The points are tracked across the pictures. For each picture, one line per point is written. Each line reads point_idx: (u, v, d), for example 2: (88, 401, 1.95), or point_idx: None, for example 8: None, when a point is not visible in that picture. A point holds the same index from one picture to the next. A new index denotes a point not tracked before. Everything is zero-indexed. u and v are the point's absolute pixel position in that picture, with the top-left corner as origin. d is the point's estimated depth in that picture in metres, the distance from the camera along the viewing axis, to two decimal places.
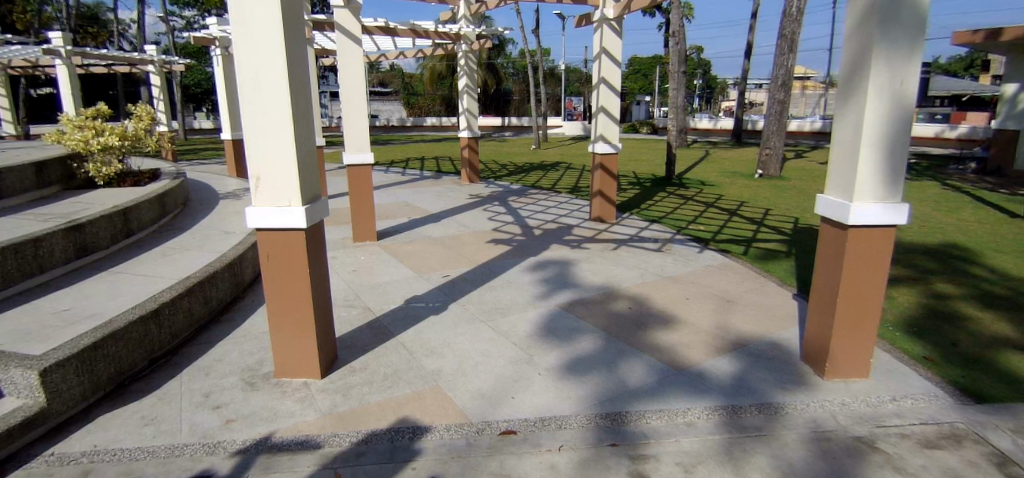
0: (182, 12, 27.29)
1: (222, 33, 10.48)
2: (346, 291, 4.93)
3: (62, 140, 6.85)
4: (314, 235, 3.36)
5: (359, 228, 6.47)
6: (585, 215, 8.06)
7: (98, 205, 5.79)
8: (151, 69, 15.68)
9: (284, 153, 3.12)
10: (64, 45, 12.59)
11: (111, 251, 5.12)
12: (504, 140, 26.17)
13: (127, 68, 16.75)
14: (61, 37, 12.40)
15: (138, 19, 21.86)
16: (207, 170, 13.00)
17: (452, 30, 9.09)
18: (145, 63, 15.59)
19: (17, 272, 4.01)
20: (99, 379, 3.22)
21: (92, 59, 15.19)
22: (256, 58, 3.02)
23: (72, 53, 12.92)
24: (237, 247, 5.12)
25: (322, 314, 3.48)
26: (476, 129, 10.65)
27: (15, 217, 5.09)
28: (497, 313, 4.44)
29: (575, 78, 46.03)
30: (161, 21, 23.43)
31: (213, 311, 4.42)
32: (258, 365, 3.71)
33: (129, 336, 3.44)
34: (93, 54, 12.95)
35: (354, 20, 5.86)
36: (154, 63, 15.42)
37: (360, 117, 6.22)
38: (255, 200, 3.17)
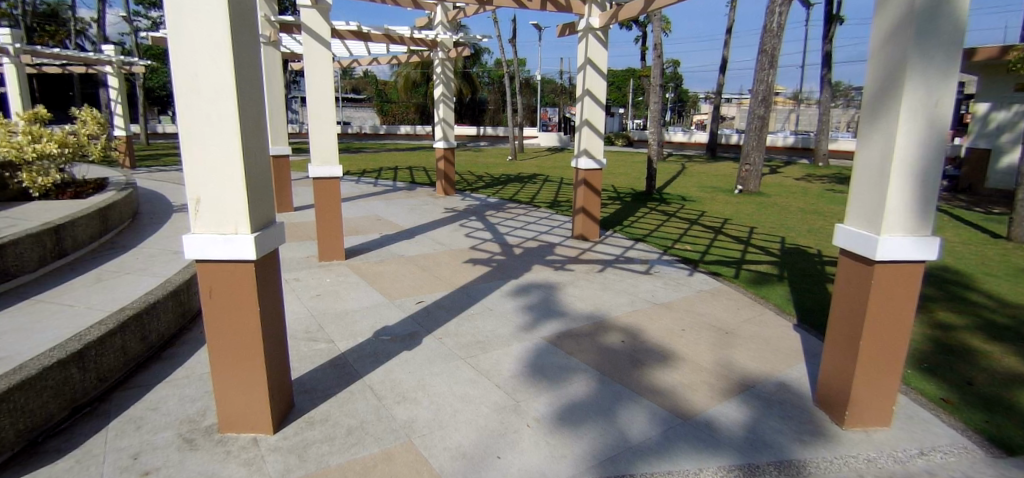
0: (147, 12, 26.15)
1: None
2: (307, 321, 4.39)
3: None
4: (267, 266, 2.87)
5: (325, 245, 5.88)
6: (567, 232, 7.68)
7: (26, 220, 5.08)
8: (108, 71, 14.61)
9: (230, 169, 2.62)
10: (13, 42, 11.31)
11: (37, 275, 4.46)
12: (480, 150, 25.74)
13: (79, 68, 15.54)
14: (8, 33, 11.21)
15: (98, 17, 20.70)
16: (162, 179, 12.12)
17: (429, 37, 8.62)
18: (102, 63, 14.48)
19: None
20: (3, 439, 2.54)
21: (41, 58, 14.09)
22: (197, 56, 2.53)
23: (20, 51, 11.68)
24: (184, 271, 4.51)
25: (276, 357, 2.97)
26: (452, 140, 10.15)
27: None
28: (477, 348, 3.98)
29: (550, 88, 46.12)
30: (124, 21, 22.33)
31: (152, 347, 3.75)
32: (200, 415, 3.10)
33: (44, 385, 2.76)
34: (45, 52, 11.75)
35: (322, 22, 5.38)
36: (112, 64, 14.44)
37: (329, 127, 5.67)
38: (194, 225, 2.66)
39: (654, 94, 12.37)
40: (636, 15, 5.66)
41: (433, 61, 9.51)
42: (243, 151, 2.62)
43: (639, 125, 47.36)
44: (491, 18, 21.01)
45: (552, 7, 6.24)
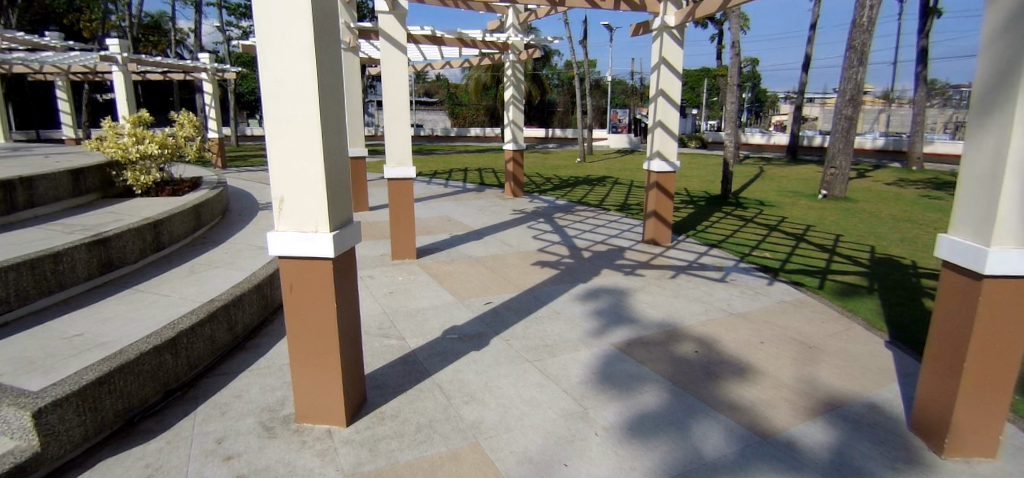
0: (239, 22, 28.08)
1: None
2: (380, 317, 4.51)
3: (102, 147, 6.65)
4: (345, 264, 2.96)
5: (398, 244, 6.04)
6: (637, 236, 7.47)
7: (129, 211, 5.50)
8: (204, 77, 15.77)
9: (311, 170, 2.72)
10: (120, 51, 12.39)
11: (137, 267, 4.69)
12: (548, 151, 25.68)
13: (179, 75, 16.86)
14: (117, 44, 12.29)
15: (196, 27, 22.38)
16: (250, 178, 12.91)
17: (501, 40, 8.64)
18: (198, 70, 15.63)
19: (34, 291, 3.53)
20: (104, 418, 2.76)
21: (149, 67, 15.40)
22: (284, 63, 2.66)
23: (128, 60, 12.78)
24: (268, 266, 4.75)
25: (351, 353, 3.05)
26: (522, 141, 10.13)
27: (37, 227, 4.38)
28: (545, 352, 3.93)
29: (620, 89, 45.31)
30: (219, 30, 24.02)
31: (238, 337, 3.96)
32: (279, 404, 3.22)
33: (141, 369, 2.97)
34: (149, 60, 12.80)
35: (399, 26, 5.50)
36: (207, 71, 15.57)
37: (402, 127, 5.75)
38: (279, 223, 2.79)
39: (731, 94, 11.81)
40: (716, 10, 5.40)
41: (503, 64, 9.57)
42: (323, 153, 2.72)
43: (714, 126, 45.60)
44: (563, 19, 20.89)
45: (625, 7, 6.09)
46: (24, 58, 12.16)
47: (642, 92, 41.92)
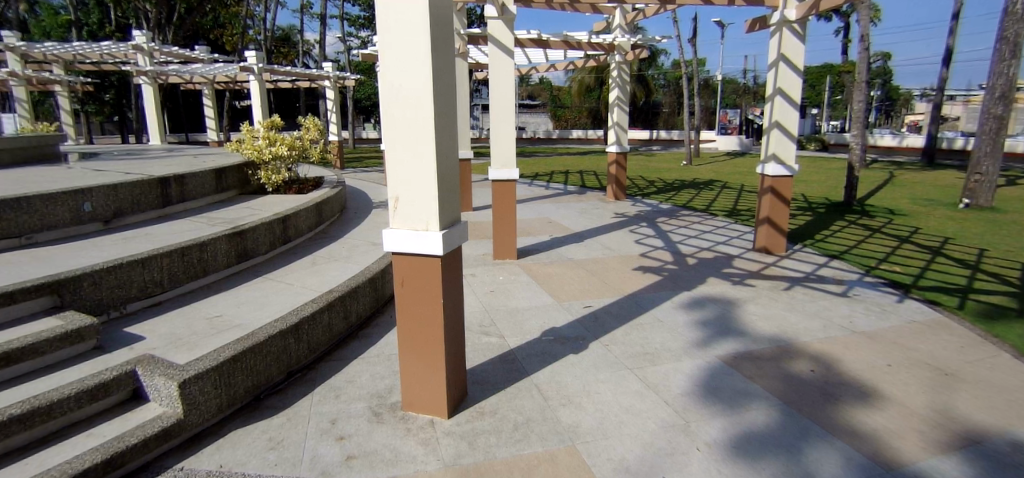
0: (359, 33, 30.29)
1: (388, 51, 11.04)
2: (482, 315, 4.63)
3: (242, 149, 7.39)
4: (452, 262, 3.06)
5: (500, 244, 6.18)
6: (747, 243, 7.04)
7: (262, 207, 6.08)
8: (327, 84, 17.13)
9: (424, 171, 2.86)
10: (257, 62, 13.67)
11: (267, 258, 5.15)
12: (651, 154, 25.00)
13: (306, 83, 18.45)
14: (255, 56, 13.64)
15: (322, 39, 24.40)
16: (365, 178, 13.86)
17: (606, 41, 8.57)
18: (323, 78, 17.00)
19: (183, 275, 3.98)
20: (237, 392, 3.09)
21: (284, 77, 17.05)
22: (402, 70, 2.81)
23: (261, 69, 13.95)
24: (381, 260, 5.05)
25: (454, 348, 3.15)
26: (626, 143, 9.89)
27: (190, 219, 4.98)
28: (645, 360, 3.81)
29: (729, 89, 42.96)
30: (341, 41, 26.03)
31: (352, 326, 4.24)
32: (387, 392, 3.41)
33: (268, 351, 3.28)
34: (280, 70, 14.01)
35: (507, 31, 5.58)
36: (330, 79, 16.90)
37: (506, 129, 5.88)
38: (393, 221, 2.96)
39: (858, 92, 10.77)
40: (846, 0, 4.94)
41: (609, 65, 9.46)
42: (435, 154, 2.84)
43: (837, 127, 41.78)
44: (671, 18, 20.26)
45: (740, 2, 5.76)
46: (182, 71, 13.92)
47: (755, 91, 39.42)
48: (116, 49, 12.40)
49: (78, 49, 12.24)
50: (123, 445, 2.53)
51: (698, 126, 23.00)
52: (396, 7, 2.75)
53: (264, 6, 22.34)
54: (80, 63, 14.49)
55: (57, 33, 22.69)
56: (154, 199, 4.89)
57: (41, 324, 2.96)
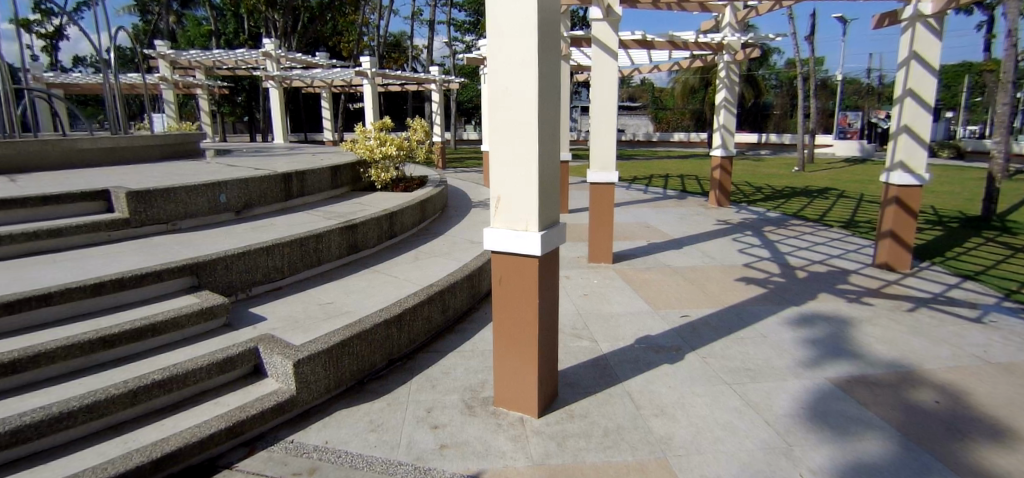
0: (464, 38, 31.40)
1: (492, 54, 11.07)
2: (575, 318, 4.62)
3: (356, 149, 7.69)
4: (549, 262, 3.08)
5: (596, 247, 6.14)
6: (865, 258, 6.45)
7: (372, 203, 6.43)
8: (433, 88, 17.84)
9: (525, 172, 2.90)
10: (370, 67, 14.58)
11: (376, 251, 5.43)
12: (759, 159, 23.58)
13: (413, 86, 19.37)
14: (369, 61, 14.55)
15: (429, 44, 25.52)
16: (465, 178, 14.32)
17: (714, 40, 8.25)
18: (429, 82, 17.73)
19: (300, 263, 4.32)
20: (343, 375, 3.31)
21: (394, 80, 18.04)
22: (508, 73, 2.87)
23: (374, 73, 14.83)
24: (479, 257, 5.18)
25: (547, 348, 3.17)
26: (732, 147, 9.48)
27: (309, 213, 5.40)
28: (746, 376, 3.62)
29: (849, 90, 39.44)
30: (447, 46, 27.02)
31: (449, 319, 4.39)
32: (480, 386, 3.49)
33: (373, 338, 3.48)
34: (390, 73, 14.76)
35: (612, 33, 5.46)
36: (436, 82, 17.61)
37: (609, 132, 5.75)
38: (494, 221, 3.04)
39: (1007, 92, 9.49)
40: None
41: (716, 65, 9.05)
42: (538, 155, 2.87)
43: (979, 133, 37.04)
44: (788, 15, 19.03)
45: None
46: (303, 76, 15.14)
47: (880, 93, 35.85)
48: (248, 56, 13.75)
49: (219, 56, 13.74)
50: (243, 415, 2.83)
51: (813, 130, 21.34)
52: (505, 12, 2.82)
53: (378, 14, 23.69)
54: (220, 69, 16.19)
55: (200, 42, 25.55)
56: (278, 193, 5.37)
57: (181, 300, 3.36)
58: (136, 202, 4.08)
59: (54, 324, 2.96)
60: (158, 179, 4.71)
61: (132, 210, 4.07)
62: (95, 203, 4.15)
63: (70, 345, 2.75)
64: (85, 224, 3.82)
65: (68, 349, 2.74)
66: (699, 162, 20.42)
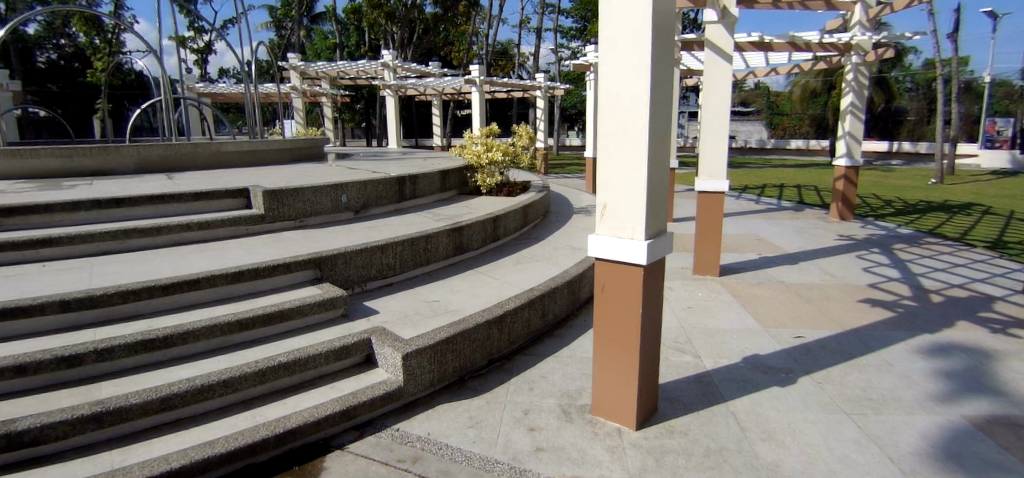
0: (570, 44, 31.61)
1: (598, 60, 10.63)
2: (678, 331, 4.48)
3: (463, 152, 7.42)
4: (654, 272, 3.02)
5: (701, 259, 5.92)
6: (1019, 284, 5.65)
7: (479, 206, 6.61)
8: (538, 94, 18.05)
9: (633, 179, 2.86)
10: (479, 75, 15.05)
11: (482, 253, 5.57)
12: (891, 169, 21.37)
13: (519, 92, 19.72)
14: (477, 69, 15.04)
15: (537, 51, 25.86)
16: (567, 184, 14.34)
17: (843, 40, 7.65)
18: (535, 88, 17.96)
19: (410, 262, 4.55)
20: (446, 370, 3.45)
21: (502, 87, 18.50)
22: (620, 79, 2.85)
23: (483, 81, 15.30)
24: (579, 264, 5.17)
25: (649, 359, 3.10)
26: (858, 156, 8.73)
27: (419, 214, 5.69)
28: (867, 407, 3.31)
29: (1000, 92, 34.75)
30: (554, 53, 27.20)
31: (548, 324, 4.41)
32: (578, 394, 3.48)
33: (475, 337, 3.59)
34: (498, 81, 15.14)
35: (727, 35, 5.24)
36: (541, 89, 17.81)
37: (719, 139, 5.51)
38: (599, 227, 3.03)
39: None
40: None
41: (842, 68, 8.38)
42: (647, 162, 2.82)
43: None
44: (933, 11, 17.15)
45: None
46: (417, 84, 15.99)
47: None
48: (369, 66, 14.77)
49: (344, 66, 14.94)
50: (355, 401, 3.04)
51: (955, 137, 19.03)
52: (619, 17, 2.80)
53: (488, 23, 24.45)
54: (342, 79, 17.48)
55: (326, 55, 27.80)
56: (392, 195, 5.70)
57: (307, 291, 3.67)
58: (270, 200, 4.52)
59: (201, 305, 3.37)
60: (290, 180, 5.20)
61: (267, 207, 4.51)
62: (236, 199, 4.66)
63: (213, 325, 3.11)
64: (229, 218, 4.30)
65: (211, 329, 3.10)
66: (820, 172, 18.94)
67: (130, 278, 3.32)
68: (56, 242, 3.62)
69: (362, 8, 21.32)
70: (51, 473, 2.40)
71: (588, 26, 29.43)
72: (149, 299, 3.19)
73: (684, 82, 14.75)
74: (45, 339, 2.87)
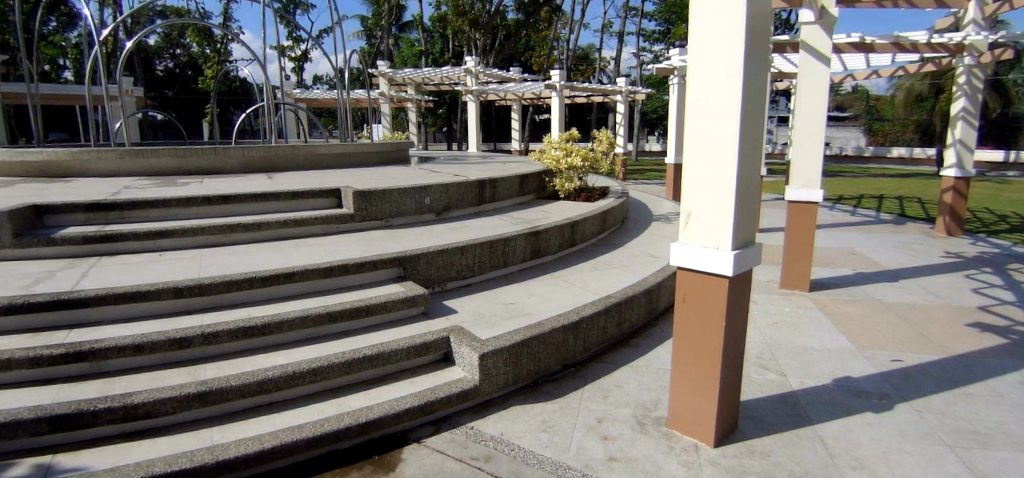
0: (653, 48, 31.11)
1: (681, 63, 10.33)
2: (761, 347, 4.28)
3: (543, 157, 7.43)
4: (740, 284, 2.90)
5: (788, 272, 5.64)
6: None
7: (556, 210, 6.62)
8: (619, 99, 17.89)
9: (721, 187, 2.77)
10: (560, 80, 15.10)
11: (559, 258, 5.57)
12: (1013, 181, 19.29)
13: (600, 97, 19.60)
14: (557, 74, 15.10)
15: (619, 56, 25.61)
16: (645, 190, 14.07)
17: (955, 40, 7.05)
18: (616, 93, 17.79)
19: (489, 264, 4.63)
20: (521, 372, 3.49)
21: (583, 92, 18.47)
22: (710, 83, 2.77)
23: (563, 86, 15.33)
24: (657, 272, 5.05)
25: (732, 374, 2.98)
26: (971, 167, 8.02)
27: (498, 217, 5.77)
28: (976, 441, 3.01)
29: None
30: (636, 57, 26.81)
31: (624, 333, 4.35)
32: (653, 405, 3.41)
33: (551, 341, 3.61)
34: (579, 86, 15.12)
35: (825, 36, 4.97)
36: (622, 93, 17.64)
37: (814, 145, 5.20)
38: (683, 236, 2.96)
39: None
40: None
41: (954, 70, 7.71)
42: (736, 170, 2.72)
43: None
44: None
45: None
46: (499, 89, 16.28)
47: None
48: (453, 72, 15.21)
49: (430, 73, 15.48)
50: (432, 397, 3.13)
51: None
52: (711, 20, 2.72)
53: (569, 28, 24.41)
54: (427, 84, 18.10)
55: (412, 61, 28.95)
56: (473, 198, 5.82)
57: (391, 288, 3.83)
58: (360, 200, 4.75)
59: (295, 297, 3.59)
60: (378, 181, 5.44)
61: (357, 207, 4.74)
62: (328, 199, 4.94)
63: (305, 317, 3.31)
64: (322, 217, 4.56)
65: (303, 319, 3.30)
66: (926, 183, 17.41)
67: (233, 269, 3.59)
68: (172, 233, 3.99)
69: (448, 16, 21.94)
70: (161, 444, 2.65)
71: (673, 28, 28.73)
72: (249, 290, 3.45)
73: (772, 86, 14.07)
74: (161, 322, 3.17)
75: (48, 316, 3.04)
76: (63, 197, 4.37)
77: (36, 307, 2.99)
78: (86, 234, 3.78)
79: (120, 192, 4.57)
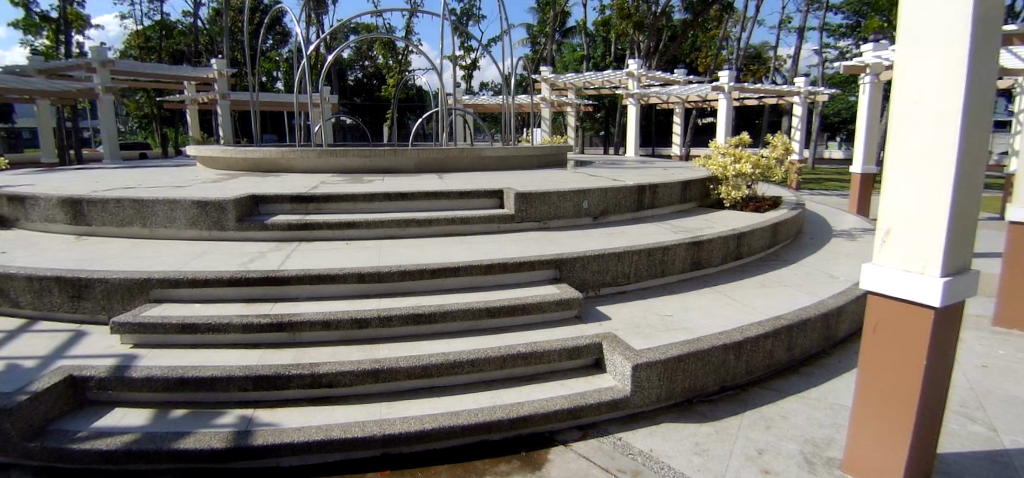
0: (838, 43, 28.12)
1: (875, 59, 9.15)
2: (967, 395, 3.63)
3: (710, 163, 7.04)
4: (950, 317, 2.49)
5: (1007, 308, 4.74)
6: None
7: (720, 220, 6.24)
8: (797, 100, 16.42)
9: (929, 203, 2.39)
10: (728, 81, 14.25)
11: (721, 271, 5.25)
12: None
13: (773, 99, 18.14)
14: (727, 75, 14.28)
15: (797, 54, 23.48)
16: (819, 201, 12.72)
17: None
18: (794, 94, 16.34)
19: (645, 273, 4.53)
20: (675, 388, 3.36)
21: (755, 94, 17.25)
22: (921, 82, 2.41)
23: (732, 88, 14.46)
24: (835, 295, 4.53)
25: (931, 420, 2.58)
26: None
27: (656, 225, 5.61)
28: None
29: None
30: (818, 54, 24.35)
31: (794, 359, 3.96)
32: (825, 444, 3.06)
33: (711, 359, 3.42)
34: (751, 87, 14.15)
35: None
36: (801, 95, 16.18)
37: None
38: (878, 255, 2.61)
39: None
40: None
41: None
42: (950, 183, 2.33)
43: None
44: None
45: None
46: (662, 92, 15.87)
47: None
48: (617, 75, 15.20)
49: (593, 76, 15.61)
50: (581, 402, 3.13)
51: None
52: (925, 11, 2.37)
53: (743, 25, 22.91)
54: (588, 89, 18.22)
55: (573, 66, 29.48)
56: (631, 204, 5.72)
57: (547, 289, 3.91)
58: (521, 202, 4.93)
59: (458, 290, 3.83)
60: (541, 185, 5.59)
61: (517, 208, 4.93)
62: (493, 200, 5.20)
63: (466, 310, 3.51)
64: (484, 216, 4.81)
65: (466, 312, 3.51)
66: None
67: (405, 261, 3.93)
68: (358, 225, 4.50)
69: (613, 19, 21.93)
70: (339, 411, 2.98)
71: (864, 21, 25.57)
72: (419, 280, 3.75)
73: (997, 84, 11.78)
74: (346, 303, 3.58)
75: (261, 288, 3.59)
76: (276, 189, 5.16)
77: (251, 281, 3.55)
78: (289, 222, 4.41)
79: (319, 186, 5.27)
